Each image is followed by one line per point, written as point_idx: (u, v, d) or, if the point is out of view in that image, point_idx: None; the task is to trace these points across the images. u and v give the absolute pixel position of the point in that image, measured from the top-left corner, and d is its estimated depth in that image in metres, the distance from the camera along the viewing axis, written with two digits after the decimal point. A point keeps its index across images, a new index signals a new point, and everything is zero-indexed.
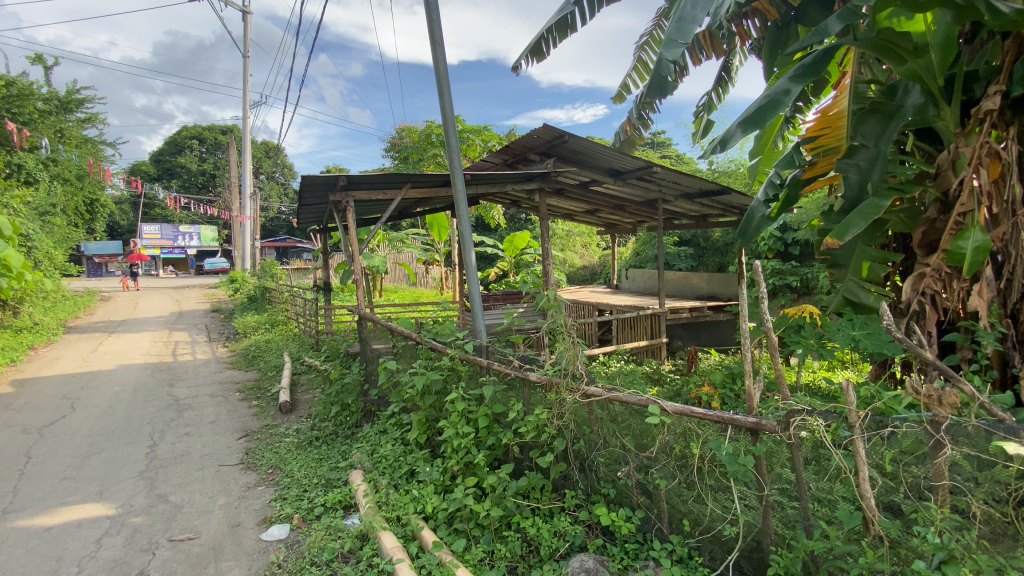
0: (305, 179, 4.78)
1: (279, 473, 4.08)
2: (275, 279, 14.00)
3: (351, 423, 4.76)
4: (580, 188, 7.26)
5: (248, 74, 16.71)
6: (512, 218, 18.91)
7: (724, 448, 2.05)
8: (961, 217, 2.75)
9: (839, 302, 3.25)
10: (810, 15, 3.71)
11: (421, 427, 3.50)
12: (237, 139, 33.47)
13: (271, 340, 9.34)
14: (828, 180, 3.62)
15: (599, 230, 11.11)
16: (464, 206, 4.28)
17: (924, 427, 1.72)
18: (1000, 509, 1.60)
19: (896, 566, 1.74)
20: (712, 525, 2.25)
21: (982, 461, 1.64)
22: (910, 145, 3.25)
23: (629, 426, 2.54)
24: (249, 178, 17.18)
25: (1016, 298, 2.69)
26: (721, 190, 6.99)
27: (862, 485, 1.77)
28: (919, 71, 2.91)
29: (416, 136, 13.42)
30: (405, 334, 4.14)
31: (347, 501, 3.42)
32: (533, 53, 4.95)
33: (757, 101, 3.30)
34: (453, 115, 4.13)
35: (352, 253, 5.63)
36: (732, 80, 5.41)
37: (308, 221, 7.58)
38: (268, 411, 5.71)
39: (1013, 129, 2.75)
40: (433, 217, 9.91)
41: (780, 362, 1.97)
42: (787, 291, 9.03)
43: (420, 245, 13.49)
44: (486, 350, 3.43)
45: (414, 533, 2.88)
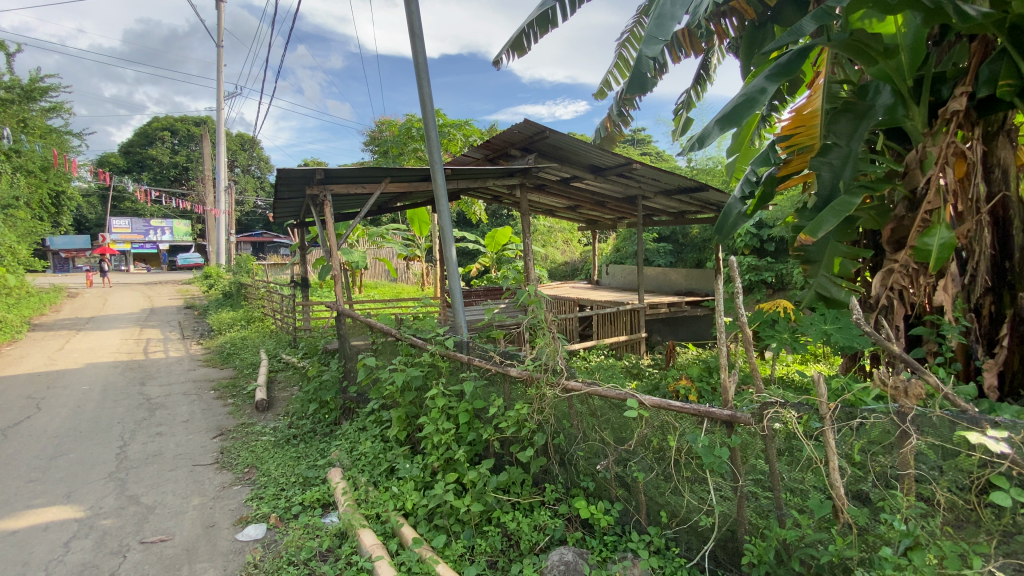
0: (281, 173, 4.67)
1: (255, 472, 4.02)
2: (252, 274, 13.71)
3: (330, 420, 4.69)
4: (561, 184, 7.28)
5: (223, 64, 16.32)
6: (494, 214, 18.96)
7: (700, 440, 2.10)
8: (928, 215, 2.84)
9: (812, 297, 3.33)
10: (786, 15, 3.81)
11: (401, 424, 3.49)
12: (212, 130, 32.63)
13: (247, 338, 9.14)
14: (802, 178, 3.79)
15: (579, 226, 11.17)
16: (445, 201, 4.24)
17: (891, 418, 1.78)
18: (963, 496, 1.66)
19: (864, 552, 1.80)
20: (689, 517, 2.29)
21: (946, 450, 1.69)
22: (881, 144, 3.35)
23: (609, 420, 2.56)
24: (224, 171, 16.70)
25: (979, 293, 2.81)
26: (700, 186, 7.09)
27: (832, 474, 1.84)
28: (890, 72, 2.99)
29: (397, 129, 13.32)
30: (385, 330, 4.09)
31: (325, 499, 3.38)
32: (514, 47, 4.92)
33: (734, 100, 3.34)
34: (433, 108, 4.08)
35: (330, 249, 5.50)
36: (710, 78, 5.48)
37: (285, 216, 7.42)
38: (243, 409, 5.60)
39: (978, 130, 2.82)
40: (413, 212, 9.82)
41: (755, 356, 2.03)
42: (762, 287, 9.25)
43: (401, 240, 13.40)
44: (467, 345, 3.40)
45: (394, 530, 2.85)
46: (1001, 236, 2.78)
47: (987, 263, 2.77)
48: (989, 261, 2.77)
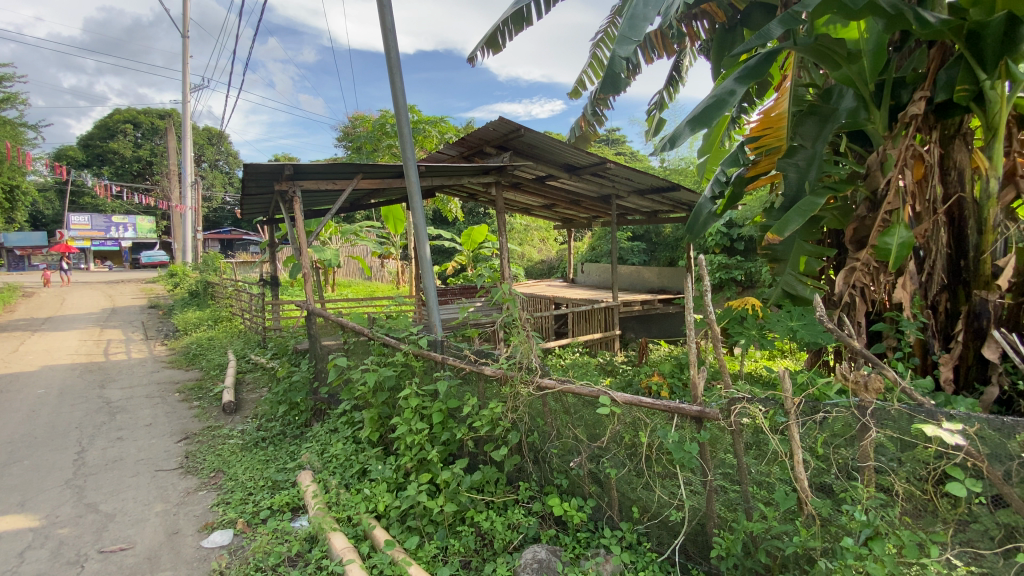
0: (248, 168, 4.53)
1: (222, 477, 3.90)
2: (219, 273, 13.29)
3: (300, 422, 4.60)
4: (537, 182, 7.28)
5: (189, 55, 15.77)
6: (470, 212, 18.90)
7: (670, 436, 2.13)
8: (888, 215, 2.95)
9: (779, 294, 3.46)
10: (755, 18, 3.93)
11: (373, 425, 3.43)
12: (177, 124, 31.50)
13: (215, 338, 8.88)
14: (769, 179, 3.88)
15: (555, 224, 11.21)
16: (418, 199, 4.18)
17: (852, 411, 1.84)
18: (921, 486, 1.72)
19: (827, 542, 1.86)
20: (660, 511, 2.33)
21: (905, 442, 1.75)
22: (844, 146, 3.45)
23: (582, 417, 2.57)
24: (190, 166, 16.14)
25: (936, 290, 2.92)
26: (672, 186, 7.19)
27: (797, 467, 1.89)
28: (852, 77, 3.10)
29: (370, 125, 13.13)
30: (356, 330, 4.01)
31: (295, 503, 3.30)
32: (489, 44, 4.90)
33: (704, 102, 3.40)
34: (405, 104, 4.02)
35: (300, 246, 5.36)
36: (682, 80, 5.56)
37: (253, 212, 7.21)
38: (210, 412, 5.43)
39: (936, 133, 2.98)
40: (387, 209, 9.69)
41: (724, 353, 2.16)
42: (733, 285, 9.46)
43: (375, 238, 13.22)
44: (441, 345, 3.36)
45: (366, 533, 2.80)
46: (957, 235, 2.88)
47: (944, 262, 2.89)
48: (945, 260, 2.88)
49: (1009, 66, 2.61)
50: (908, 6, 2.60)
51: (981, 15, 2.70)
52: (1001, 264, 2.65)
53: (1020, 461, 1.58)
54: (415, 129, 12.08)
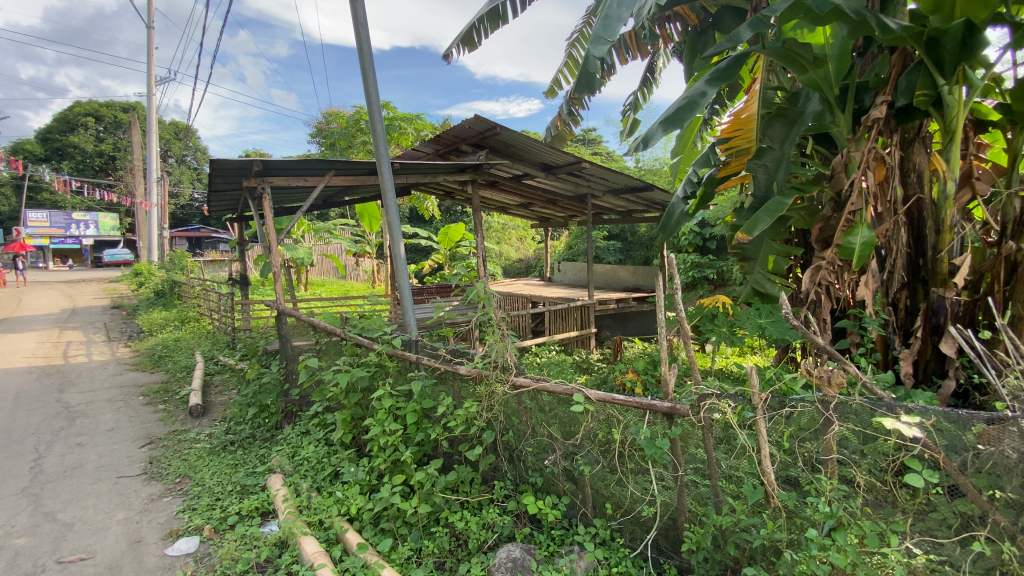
0: (215, 164, 4.39)
1: (188, 482, 3.78)
2: (187, 272, 12.87)
3: (271, 425, 4.50)
4: (513, 181, 7.28)
5: (154, 46, 15.23)
6: (447, 210, 18.79)
7: (642, 432, 2.16)
8: (852, 215, 3.05)
9: (748, 292, 3.53)
10: (726, 22, 4.02)
11: (345, 426, 3.38)
12: (141, 117, 30.39)
13: (182, 339, 8.59)
14: (739, 179, 3.96)
15: (532, 223, 11.23)
16: (392, 196, 4.12)
17: (817, 405, 1.89)
18: (881, 477, 1.79)
19: (793, 533, 1.92)
20: (633, 507, 2.37)
21: (866, 435, 1.81)
22: (810, 148, 3.55)
23: (557, 415, 2.58)
24: (155, 162, 15.58)
25: (897, 288, 3.04)
26: (646, 186, 7.29)
27: (764, 461, 1.93)
28: (818, 81, 3.18)
29: (345, 121, 12.93)
30: (328, 330, 3.93)
31: (264, 507, 3.22)
32: (464, 41, 4.87)
33: (677, 103, 3.45)
34: (379, 100, 3.96)
35: (270, 245, 5.23)
36: (656, 81, 5.64)
37: (222, 209, 7.01)
38: (175, 415, 5.26)
39: (896, 137, 3.09)
40: (362, 207, 9.55)
41: (694, 349, 2.16)
42: (705, 283, 9.65)
43: (350, 236, 13.03)
44: (415, 345, 3.32)
45: (338, 536, 2.75)
46: (916, 235, 3.00)
47: (903, 261, 3.01)
48: (905, 259, 3.01)
49: (967, 71, 2.71)
50: (871, 12, 2.68)
51: (940, 23, 2.76)
52: (957, 263, 2.76)
53: (975, 452, 1.65)
54: (390, 126, 11.93)
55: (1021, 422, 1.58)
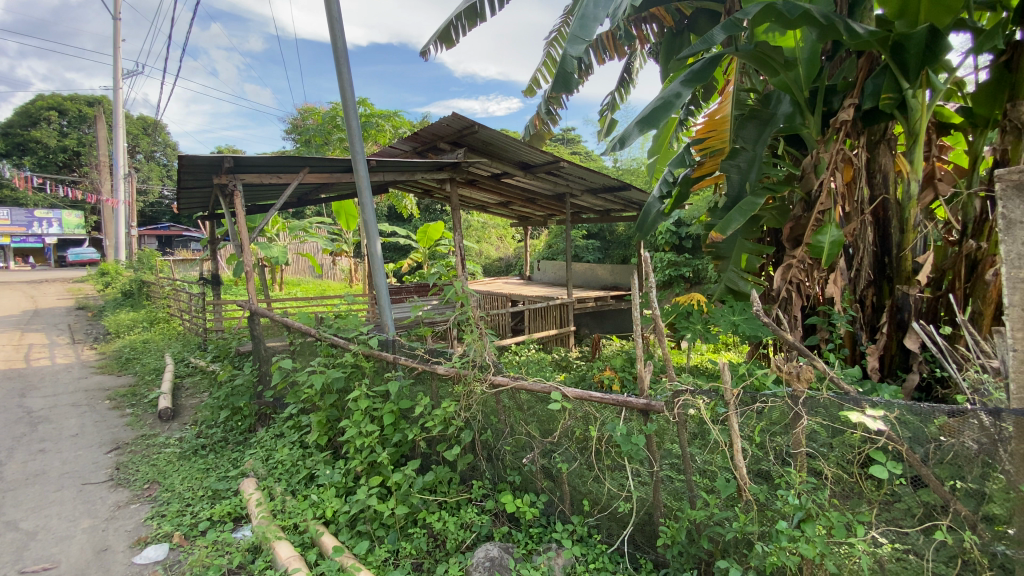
0: (184, 160, 4.27)
1: (157, 488, 3.67)
2: (156, 271, 12.49)
3: (244, 428, 4.40)
4: (492, 179, 7.27)
5: (121, 38, 14.73)
6: (426, 209, 18.67)
7: (619, 429, 2.18)
8: (821, 215, 3.14)
9: (722, 290, 3.60)
10: (701, 24, 4.08)
11: (321, 428, 3.32)
12: (108, 112, 29.37)
13: (150, 341, 8.33)
14: (714, 179, 4.03)
15: (511, 222, 11.23)
16: (368, 194, 4.06)
17: (786, 401, 1.93)
18: (849, 470, 1.84)
19: (763, 525, 1.96)
20: (609, 503, 2.39)
21: (834, 429, 1.86)
22: (781, 150, 3.64)
23: (536, 413, 2.59)
24: (122, 158, 15.06)
25: (864, 285, 3.15)
26: (624, 185, 7.36)
27: (737, 456, 1.97)
28: (789, 83, 3.26)
29: (322, 118, 12.73)
30: (303, 330, 3.87)
31: (237, 512, 3.15)
32: (442, 38, 4.84)
33: (652, 103, 3.49)
34: (354, 96, 3.90)
35: (242, 243, 5.10)
36: (633, 81, 5.69)
37: (192, 207, 6.82)
38: (144, 419, 5.10)
39: (863, 139, 3.18)
40: (339, 205, 9.40)
41: (668, 347, 2.18)
42: (681, 281, 9.80)
43: (327, 235, 12.82)
44: (392, 345, 3.28)
45: (313, 540, 2.71)
46: (881, 234, 3.10)
47: (870, 259, 3.11)
48: (871, 257, 3.11)
49: (930, 75, 2.79)
50: (839, 17, 2.75)
51: (905, 28, 2.85)
52: (920, 261, 2.87)
53: (936, 443, 1.72)
54: (367, 123, 11.79)
55: (980, 415, 1.63)
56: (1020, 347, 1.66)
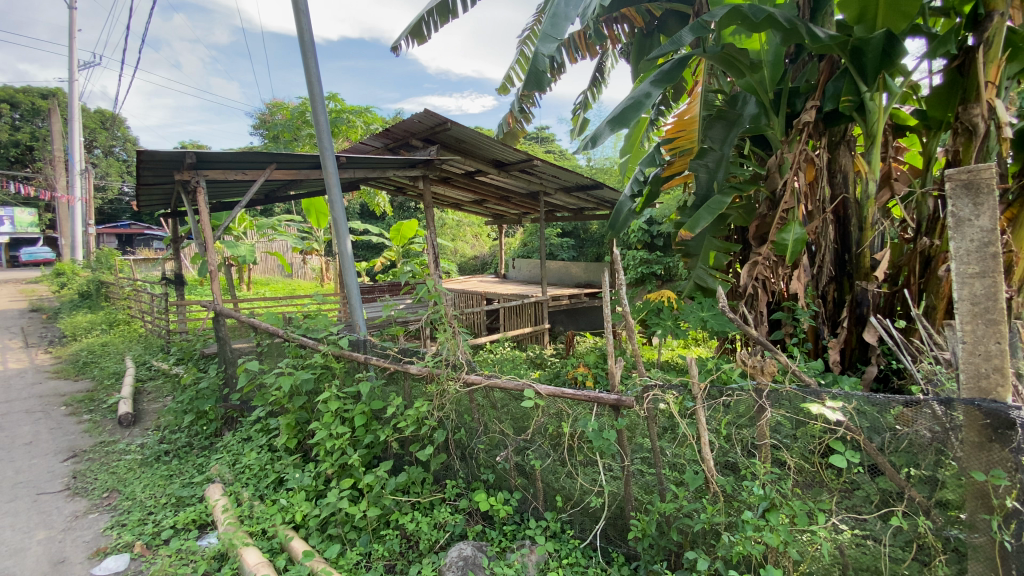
0: (143, 155, 4.11)
1: (117, 496, 3.53)
2: (116, 271, 12.00)
3: (209, 432, 4.27)
4: (466, 177, 7.23)
5: (76, 28, 14.08)
6: (400, 206, 18.48)
7: (591, 425, 2.20)
8: (785, 213, 3.23)
9: (691, 287, 3.68)
10: (670, 25, 4.15)
11: (290, 431, 3.25)
12: (63, 105, 28.07)
13: (109, 343, 7.99)
14: (683, 178, 4.10)
15: (486, 220, 11.19)
16: (337, 191, 3.99)
17: (751, 394, 1.98)
18: (811, 460, 1.90)
19: (730, 516, 2.01)
20: (582, 499, 2.42)
21: (797, 420, 1.91)
22: (747, 150, 3.73)
23: (509, 411, 2.60)
24: (79, 153, 14.41)
25: (826, 281, 3.26)
26: (596, 184, 7.43)
27: (704, 449, 2.02)
28: (755, 85, 3.34)
29: (291, 113, 12.47)
30: (270, 331, 3.77)
31: (202, 519, 3.06)
32: (413, 34, 4.79)
33: (623, 103, 3.53)
34: (322, 90, 3.81)
35: (206, 242, 4.94)
36: (605, 81, 5.74)
37: (153, 204, 6.57)
38: (102, 426, 4.89)
39: (824, 140, 3.29)
40: (309, 202, 9.20)
41: (639, 343, 2.21)
42: (653, 279, 9.97)
43: (297, 233, 12.55)
44: (364, 344, 3.24)
45: (282, 545, 2.65)
46: (842, 231, 3.22)
47: (831, 256, 3.22)
48: (833, 254, 3.22)
49: (888, 79, 2.90)
50: (801, 21, 2.83)
51: (864, 32, 2.92)
52: (877, 257, 2.99)
53: (893, 433, 1.78)
54: (338, 119, 11.58)
55: (933, 404, 1.71)
56: (969, 339, 1.73)
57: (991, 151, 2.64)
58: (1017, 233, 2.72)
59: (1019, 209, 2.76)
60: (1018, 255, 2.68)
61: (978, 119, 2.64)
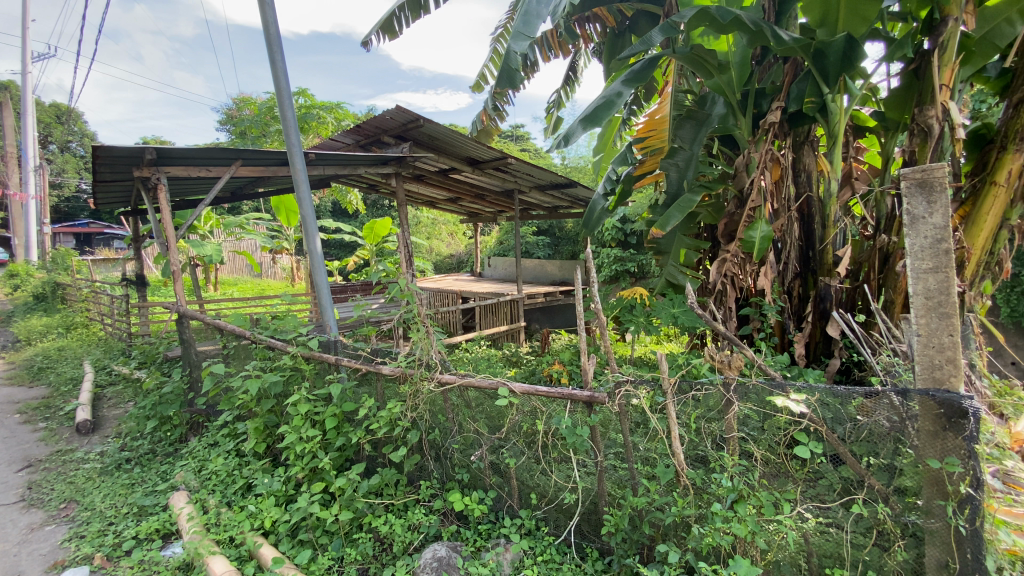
0: (98, 151, 3.93)
1: (76, 507, 3.39)
2: (73, 272, 11.48)
3: (174, 438, 4.14)
4: (440, 174, 7.18)
5: (28, 17, 13.41)
6: (373, 204, 18.25)
7: (564, 422, 2.22)
8: (752, 212, 3.31)
9: (663, 284, 3.74)
10: (642, 25, 4.23)
11: (258, 435, 3.17)
12: (15, 98, 26.75)
13: (66, 348, 7.64)
14: (654, 177, 4.17)
15: (461, 218, 11.14)
16: (306, 189, 3.91)
17: (719, 388, 2.02)
18: (776, 452, 1.95)
19: (699, 508, 2.06)
20: (556, 496, 2.43)
21: (764, 413, 1.96)
22: (716, 149, 3.80)
23: (483, 409, 2.60)
24: (32, 148, 13.72)
25: (791, 277, 3.36)
26: (570, 183, 7.48)
27: (674, 443, 2.06)
28: (722, 86, 3.41)
29: (258, 109, 12.21)
30: (237, 333, 3.68)
31: (166, 528, 2.96)
32: (384, 29, 4.72)
33: (595, 102, 3.55)
34: (288, 84, 3.72)
35: (167, 241, 4.76)
36: (578, 80, 5.77)
37: (112, 201, 6.32)
38: (59, 434, 4.68)
39: (789, 140, 3.38)
40: (278, 200, 8.99)
41: (610, 340, 2.23)
42: (627, 276, 10.10)
43: (266, 232, 12.25)
44: (335, 345, 3.19)
45: (251, 552, 2.58)
46: (806, 229, 3.32)
47: (796, 252, 3.32)
48: (798, 251, 3.32)
49: (848, 82, 2.98)
50: (766, 24, 2.87)
51: (826, 36, 2.97)
52: (840, 254, 3.10)
53: (854, 423, 1.84)
54: (308, 115, 11.36)
55: (891, 395, 1.78)
56: (923, 332, 1.80)
57: (945, 152, 2.75)
58: (968, 230, 2.84)
59: (970, 207, 2.88)
60: (970, 251, 2.80)
61: (933, 121, 2.72)
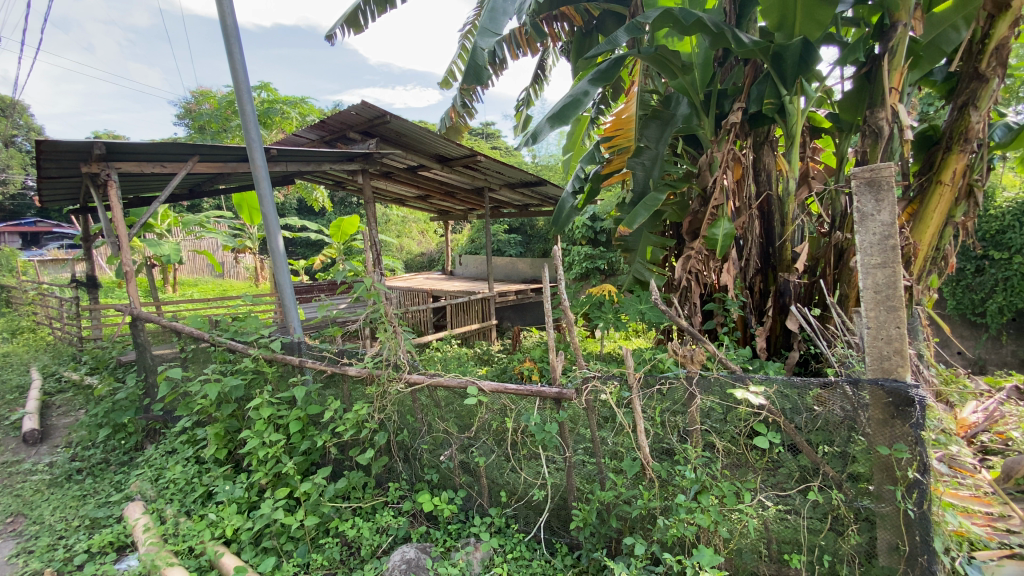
0: (42, 145, 3.72)
1: (22, 522, 3.21)
2: (18, 273, 10.85)
3: (128, 446, 3.97)
4: (408, 172, 7.10)
5: None
6: (342, 202, 17.93)
7: (532, 419, 2.23)
8: (715, 209, 3.39)
9: (631, 280, 3.80)
10: (608, 25, 4.26)
11: (219, 441, 3.07)
12: None
13: (10, 354, 7.22)
14: (621, 176, 4.22)
15: (431, 216, 11.05)
16: (268, 186, 3.80)
17: (683, 382, 2.07)
18: (737, 443, 2.01)
19: (664, 499, 2.10)
20: (526, 493, 2.44)
21: (725, 405, 2.01)
22: (680, 149, 3.87)
23: (453, 409, 2.58)
24: None
25: (752, 273, 3.47)
26: (540, 181, 7.52)
27: (639, 437, 2.10)
28: (686, 86, 3.48)
29: (219, 103, 11.82)
30: (195, 335, 3.55)
31: (121, 540, 2.84)
32: (349, 23, 4.63)
33: (562, 100, 3.57)
34: (248, 78, 3.60)
35: (119, 240, 4.54)
36: (547, 78, 5.79)
37: (59, 199, 6.00)
38: (2, 445, 4.42)
39: (749, 139, 3.48)
40: (240, 198, 8.71)
41: (577, 335, 2.25)
42: (597, 273, 10.22)
43: (229, 231, 11.87)
44: (299, 346, 3.12)
45: (212, 562, 2.50)
46: (766, 226, 3.42)
47: (757, 249, 3.42)
48: (758, 248, 3.42)
49: (804, 84, 3.08)
50: (728, 26, 2.95)
51: (784, 39, 3.07)
52: (797, 250, 3.21)
53: (810, 413, 1.91)
54: (271, 110, 11.07)
55: (844, 385, 1.86)
56: (873, 324, 1.89)
57: (895, 152, 2.88)
58: (916, 227, 3.00)
59: (918, 205, 3.03)
60: (917, 248, 2.96)
61: (883, 123, 2.86)
